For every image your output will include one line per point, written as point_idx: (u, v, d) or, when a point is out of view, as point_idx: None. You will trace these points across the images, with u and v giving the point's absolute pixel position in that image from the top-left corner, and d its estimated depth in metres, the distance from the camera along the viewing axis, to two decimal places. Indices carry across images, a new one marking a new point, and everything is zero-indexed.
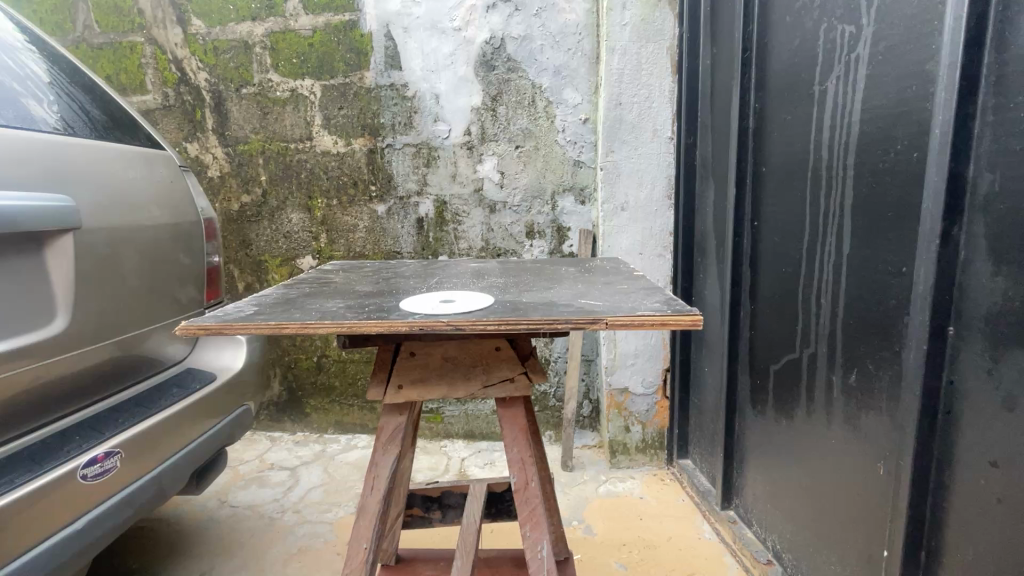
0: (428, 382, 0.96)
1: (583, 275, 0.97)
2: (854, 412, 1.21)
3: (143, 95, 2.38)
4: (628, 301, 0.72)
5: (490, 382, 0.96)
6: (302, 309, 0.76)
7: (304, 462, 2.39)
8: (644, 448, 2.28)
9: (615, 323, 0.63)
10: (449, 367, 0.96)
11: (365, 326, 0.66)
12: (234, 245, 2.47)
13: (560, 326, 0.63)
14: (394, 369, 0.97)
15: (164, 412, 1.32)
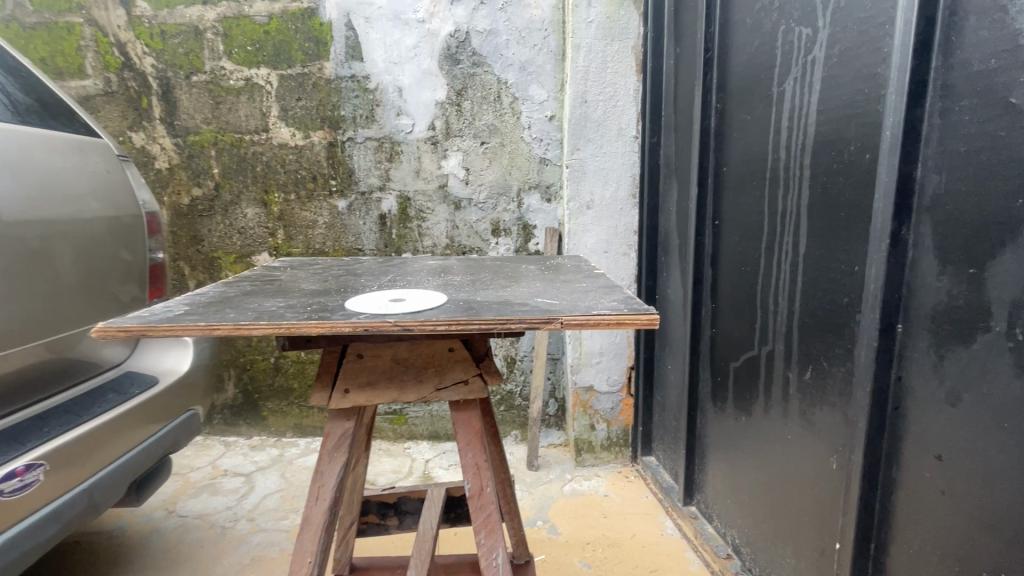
0: (376, 385, 0.92)
1: (544, 273, 0.95)
2: (809, 408, 1.24)
3: (82, 80, 2.22)
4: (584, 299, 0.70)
5: (443, 385, 0.93)
6: (237, 307, 0.71)
7: (260, 467, 2.30)
8: (609, 446, 2.29)
9: (571, 323, 0.61)
10: (399, 370, 0.93)
11: (305, 327, 0.62)
12: (184, 241, 2.34)
13: (514, 326, 0.61)
14: (342, 372, 0.93)
15: (97, 420, 1.23)
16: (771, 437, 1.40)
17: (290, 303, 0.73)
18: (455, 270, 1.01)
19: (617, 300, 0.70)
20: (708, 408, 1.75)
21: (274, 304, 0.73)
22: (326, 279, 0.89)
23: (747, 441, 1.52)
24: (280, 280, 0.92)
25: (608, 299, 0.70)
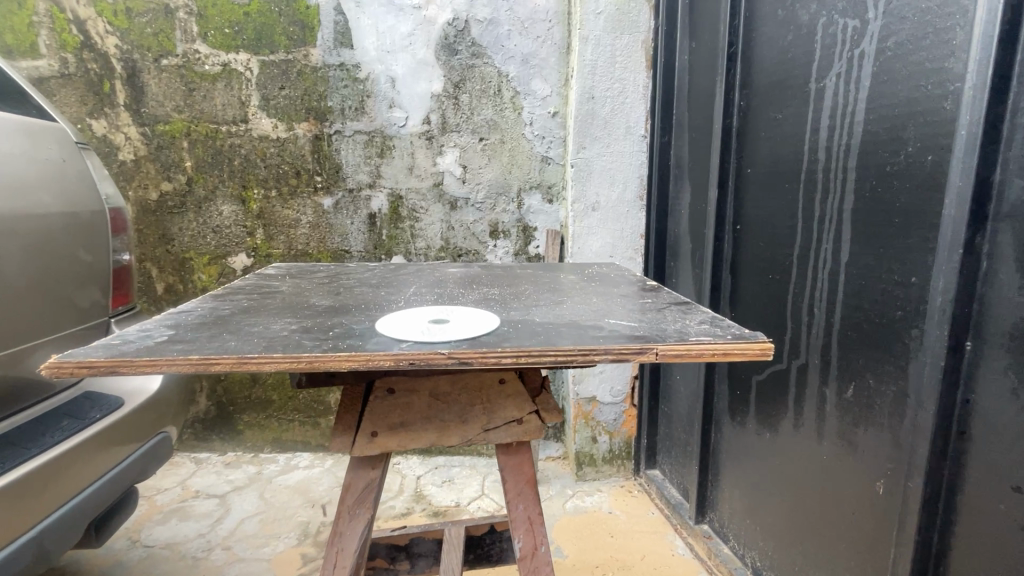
0: (412, 424, 0.91)
1: (598, 289, 0.91)
2: (850, 428, 1.15)
3: (34, 60, 1.99)
4: (665, 325, 0.66)
5: (491, 424, 0.93)
6: (240, 339, 0.59)
7: (236, 487, 2.11)
8: (611, 459, 2.19)
9: (667, 353, 0.57)
10: (435, 414, 0.92)
11: (337, 359, 0.55)
12: (152, 240, 2.13)
13: (602, 358, 0.56)
14: (369, 409, 0.91)
15: (53, 450, 1.05)
16: (801, 456, 1.32)
17: (304, 338, 0.60)
18: (477, 291, 0.89)
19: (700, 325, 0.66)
20: (724, 422, 1.66)
21: (289, 333, 0.61)
22: (332, 305, 0.76)
23: (772, 459, 1.44)
24: (279, 298, 0.79)
25: (691, 324, 0.66)
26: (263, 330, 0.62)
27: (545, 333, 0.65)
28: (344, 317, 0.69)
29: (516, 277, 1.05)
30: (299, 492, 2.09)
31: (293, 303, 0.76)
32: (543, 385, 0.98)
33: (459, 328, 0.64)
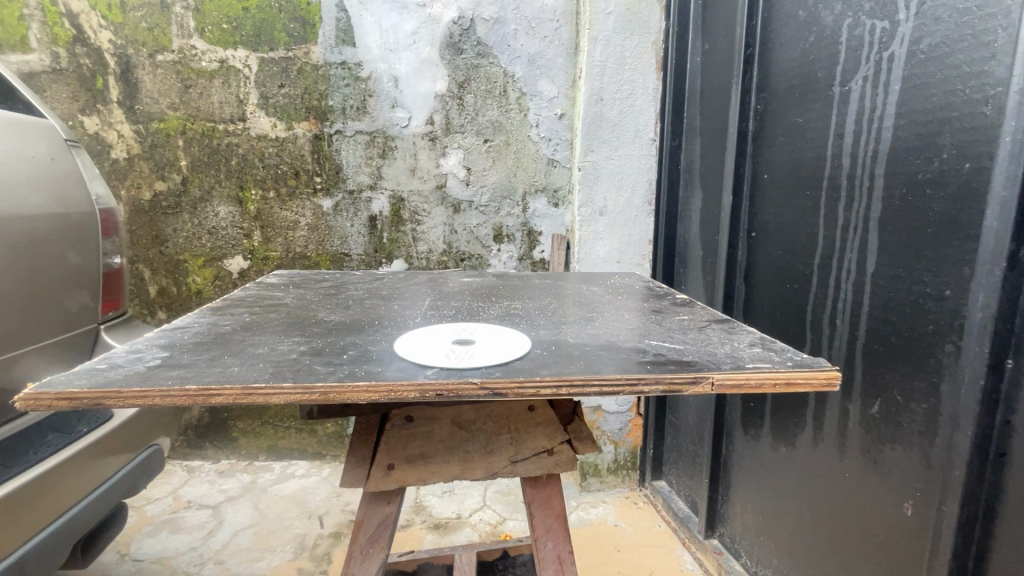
0: (433, 454, 0.89)
1: (630, 306, 0.90)
2: (875, 446, 1.11)
3: (24, 54, 1.92)
4: (718, 350, 0.66)
5: (518, 455, 0.91)
6: (251, 370, 0.54)
7: (230, 497, 2.04)
8: (616, 470, 2.14)
9: (725, 384, 0.56)
10: (456, 442, 0.90)
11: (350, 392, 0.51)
12: (144, 241, 2.06)
13: (655, 388, 0.55)
14: (385, 438, 0.89)
15: (42, 465, 1.00)
16: (821, 474, 1.27)
17: (316, 369, 0.55)
18: (491, 308, 0.85)
19: (753, 350, 0.67)
20: (737, 434, 1.62)
21: (301, 361, 0.58)
22: (332, 327, 0.71)
23: (789, 475, 1.39)
24: (282, 316, 0.74)
25: (743, 350, 0.66)
26: (275, 358, 0.58)
27: (570, 360, 0.61)
28: (353, 341, 0.64)
29: (527, 292, 1.00)
30: (295, 503, 2.02)
31: (295, 324, 0.71)
32: (574, 414, 0.97)
33: (489, 350, 0.63)
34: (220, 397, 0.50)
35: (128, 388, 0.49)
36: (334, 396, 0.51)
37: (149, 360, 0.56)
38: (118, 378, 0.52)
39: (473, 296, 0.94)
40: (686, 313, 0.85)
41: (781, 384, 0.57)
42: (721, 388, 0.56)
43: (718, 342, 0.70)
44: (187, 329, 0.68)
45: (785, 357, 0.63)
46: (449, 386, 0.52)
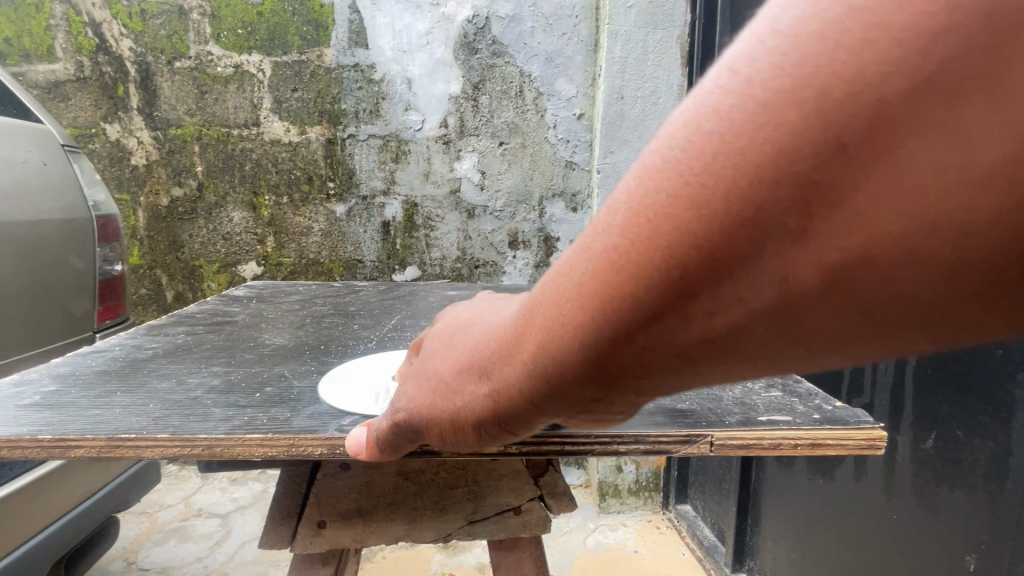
0: (372, 510, 0.82)
1: None
2: (929, 487, 0.96)
3: (50, 64, 1.96)
4: (725, 395, 0.66)
5: (475, 515, 0.84)
6: (151, 421, 0.56)
7: (240, 506, 2.01)
8: (637, 491, 2.00)
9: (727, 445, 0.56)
10: (399, 502, 0.83)
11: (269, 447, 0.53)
12: (162, 247, 2.07)
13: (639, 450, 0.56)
14: (316, 491, 0.85)
15: (20, 480, 0.98)
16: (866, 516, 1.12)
17: (219, 422, 0.56)
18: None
19: (769, 396, 0.66)
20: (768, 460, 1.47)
21: (213, 411, 0.59)
22: (280, 391, 0.65)
23: (830, 514, 1.23)
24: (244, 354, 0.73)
25: (761, 397, 0.65)
26: (185, 408, 0.59)
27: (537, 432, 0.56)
28: (286, 395, 0.64)
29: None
30: None
31: (241, 385, 0.67)
32: (547, 472, 0.94)
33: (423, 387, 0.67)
34: (110, 447, 0.52)
35: (28, 438, 0.52)
36: (227, 449, 0.53)
37: (65, 408, 0.59)
38: (25, 428, 0.54)
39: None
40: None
41: (804, 444, 0.55)
42: (725, 449, 0.55)
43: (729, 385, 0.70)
44: (120, 373, 0.70)
45: (810, 409, 0.61)
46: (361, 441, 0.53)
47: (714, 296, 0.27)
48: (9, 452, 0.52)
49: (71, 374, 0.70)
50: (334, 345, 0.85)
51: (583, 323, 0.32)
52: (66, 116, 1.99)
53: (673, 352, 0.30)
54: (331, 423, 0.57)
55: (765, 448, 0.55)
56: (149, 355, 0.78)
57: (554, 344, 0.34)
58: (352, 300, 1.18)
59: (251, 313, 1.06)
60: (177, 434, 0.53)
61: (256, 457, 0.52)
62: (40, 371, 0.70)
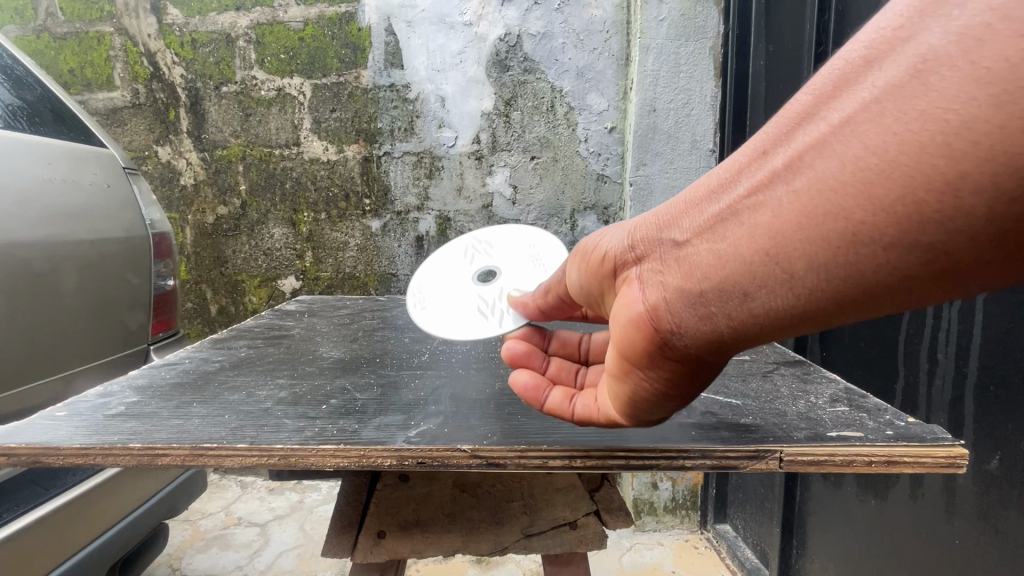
0: (430, 520, 0.84)
1: None
2: (995, 509, 0.95)
3: (109, 92, 2.09)
4: (789, 411, 0.64)
5: (532, 527, 0.85)
6: (228, 430, 0.58)
7: (278, 516, 2.05)
8: (675, 509, 1.93)
9: (794, 460, 0.53)
10: (459, 511, 0.85)
11: (348, 454, 0.54)
12: (208, 263, 2.16)
13: (694, 464, 0.54)
14: (376, 500, 0.86)
15: (75, 489, 1.03)
16: (928, 536, 1.09)
17: (292, 432, 0.58)
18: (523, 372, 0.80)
19: (835, 411, 0.64)
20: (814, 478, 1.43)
21: (285, 422, 0.61)
22: (345, 403, 0.67)
23: (885, 533, 1.19)
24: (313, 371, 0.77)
25: (826, 412, 0.64)
26: (258, 419, 0.62)
27: (601, 442, 0.55)
28: (352, 407, 0.66)
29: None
30: None
31: (306, 397, 0.69)
32: (602, 487, 0.92)
33: (484, 403, 0.68)
34: (194, 456, 0.55)
35: (118, 447, 0.55)
36: (301, 459, 0.55)
37: (149, 418, 0.62)
38: (114, 437, 0.57)
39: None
40: (755, 362, 0.84)
41: (881, 462, 0.53)
42: (795, 466, 0.53)
43: (791, 400, 0.68)
44: (194, 385, 0.73)
45: (881, 425, 0.59)
46: (431, 454, 0.54)
47: (913, 246, 0.36)
48: (102, 460, 0.55)
49: (149, 386, 0.73)
50: (387, 357, 0.88)
51: (830, 203, 0.38)
52: (123, 140, 2.11)
53: (841, 262, 0.39)
54: (397, 435, 0.58)
55: (838, 464, 0.53)
56: (217, 368, 0.82)
57: (775, 221, 0.41)
58: (398, 313, 1.21)
59: (304, 325, 1.09)
60: (255, 445, 0.55)
61: (329, 466, 0.54)
62: (121, 383, 0.74)
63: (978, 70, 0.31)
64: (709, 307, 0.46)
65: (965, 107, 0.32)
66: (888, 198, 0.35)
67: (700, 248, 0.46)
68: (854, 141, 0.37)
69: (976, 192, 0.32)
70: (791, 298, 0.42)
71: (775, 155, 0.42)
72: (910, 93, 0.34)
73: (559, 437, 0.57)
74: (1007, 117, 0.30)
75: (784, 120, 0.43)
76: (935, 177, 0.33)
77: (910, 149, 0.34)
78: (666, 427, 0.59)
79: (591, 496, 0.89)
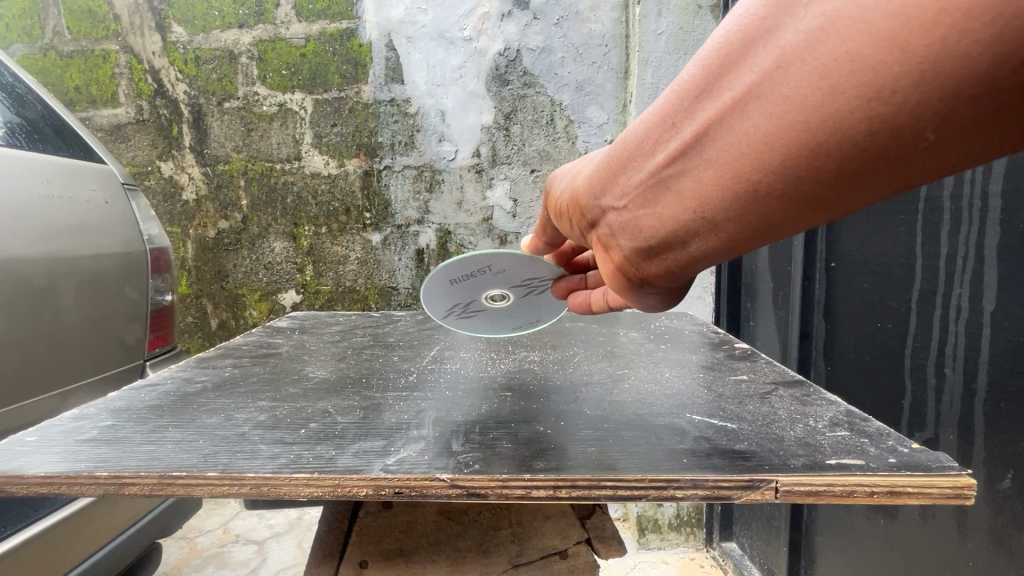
0: (414, 550, 0.82)
1: (698, 376, 0.86)
2: (1010, 531, 0.93)
3: (114, 108, 2.11)
4: (787, 436, 0.62)
5: (520, 557, 0.83)
6: (201, 458, 0.57)
7: (276, 533, 2.03)
8: (678, 526, 1.89)
9: (792, 491, 0.51)
10: (445, 538, 0.83)
11: (324, 483, 0.53)
12: (208, 277, 2.16)
13: (688, 498, 0.52)
14: (358, 529, 0.85)
15: (61, 513, 1.00)
16: (940, 559, 1.05)
17: (266, 460, 0.56)
18: (513, 394, 0.78)
19: (835, 436, 0.62)
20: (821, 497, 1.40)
21: (259, 448, 0.60)
22: (324, 427, 0.66)
23: (896, 556, 1.16)
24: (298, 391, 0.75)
25: (825, 437, 0.61)
26: (233, 445, 0.60)
27: (588, 471, 0.53)
28: (331, 432, 0.64)
29: (566, 364, 0.95)
30: None
31: (286, 420, 0.68)
32: (594, 514, 0.92)
33: (468, 427, 0.66)
34: (163, 485, 0.53)
35: (84, 474, 0.54)
36: (274, 488, 0.53)
37: (120, 444, 0.61)
38: (83, 464, 0.56)
39: (498, 375, 0.89)
40: (753, 383, 0.82)
41: (883, 492, 0.51)
42: (792, 496, 0.51)
43: (790, 424, 0.66)
44: (172, 408, 0.72)
45: (883, 452, 0.57)
46: (408, 483, 0.53)
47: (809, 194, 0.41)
48: (68, 489, 0.54)
49: (125, 409, 0.72)
50: (374, 377, 0.86)
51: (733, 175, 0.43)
52: (126, 156, 2.13)
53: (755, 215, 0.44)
54: (375, 462, 0.56)
55: (837, 494, 0.51)
56: (198, 389, 0.80)
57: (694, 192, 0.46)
58: (390, 331, 1.20)
59: (293, 343, 1.08)
60: (226, 473, 0.53)
61: (303, 497, 0.52)
62: (97, 406, 0.73)
63: (819, 63, 0.35)
64: (659, 258, 0.55)
65: (813, 95, 0.36)
66: (775, 166, 0.40)
67: (638, 215, 0.53)
68: (738, 123, 0.41)
69: (829, 160, 0.38)
70: (720, 246, 0.49)
71: (677, 128, 0.46)
72: (774, 81, 0.38)
73: (543, 465, 0.55)
74: (840, 104, 0.35)
75: (680, 93, 0.45)
76: (807, 148, 0.38)
77: (785, 127, 0.38)
78: (656, 454, 0.57)
79: (581, 523, 0.89)
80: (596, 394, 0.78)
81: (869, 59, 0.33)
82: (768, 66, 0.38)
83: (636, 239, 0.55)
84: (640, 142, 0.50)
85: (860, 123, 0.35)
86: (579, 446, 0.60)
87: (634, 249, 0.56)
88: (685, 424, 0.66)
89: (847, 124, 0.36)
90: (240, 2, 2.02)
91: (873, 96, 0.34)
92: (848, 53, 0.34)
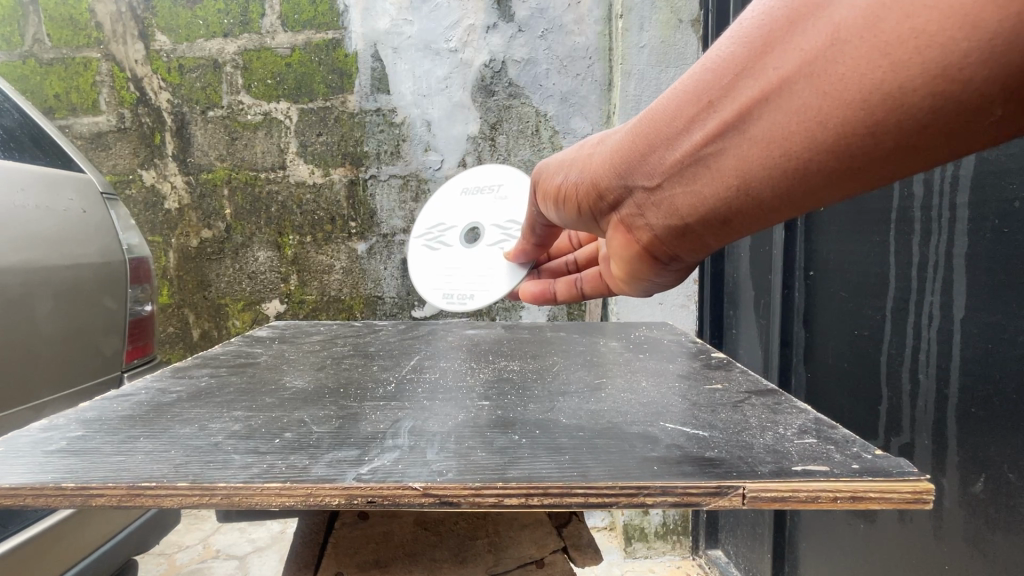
0: (390, 560, 0.81)
1: (675, 385, 0.87)
2: (985, 533, 0.95)
3: (95, 116, 2.08)
4: (756, 443, 0.63)
5: (497, 567, 0.82)
6: (172, 468, 0.56)
7: (258, 547, 1.98)
8: (665, 535, 1.89)
9: (761, 498, 0.52)
10: (420, 548, 0.83)
11: (295, 493, 0.52)
12: (190, 287, 2.13)
13: (659, 505, 0.52)
14: (335, 540, 0.84)
15: (30, 530, 0.97)
16: (918, 561, 1.07)
17: (238, 469, 0.56)
18: (491, 403, 0.78)
19: (803, 443, 0.63)
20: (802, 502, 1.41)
21: (233, 458, 0.59)
22: (300, 436, 0.65)
23: (875, 559, 1.17)
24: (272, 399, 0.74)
25: (794, 443, 0.63)
26: (206, 455, 0.60)
27: (563, 478, 0.54)
28: (306, 441, 0.64)
29: (546, 373, 0.95)
30: None
31: (261, 430, 0.67)
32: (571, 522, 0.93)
33: (444, 436, 0.66)
34: (132, 496, 0.53)
35: (51, 486, 0.53)
36: (246, 498, 0.53)
37: (90, 455, 0.60)
38: (49, 476, 0.54)
39: (477, 384, 0.89)
40: (726, 392, 0.83)
41: (845, 497, 0.52)
42: (760, 502, 0.52)
43: (759, 431, 0.67)
44: (145, 419, 0.71)
45: (848, 458, 0.58)
46: (382, 492, 0.53)
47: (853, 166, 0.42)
48: (33, 501, 0.53)
49: (96, 419, 0.71)
50: (352, 387, 0.86)
51: (780, 151, 0.44)
52: (107, 164, 2.10)
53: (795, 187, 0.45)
54: (349, 471, 0.56)
55: (803, 499, 0.52)
56: (173, 399, 0.79)
57: (736, 166, 0.47)
58: (372, 341, 1.19)
59: (272, 353, 1.07)
60: (197, 484, 0.53)
61: (276, 506, 0.52)
62: (67, 416, 0.71)
63: (879, 40, 0.36)
64: (696, 232, 0.55)
65: (874, 71, 0.37)
66: (825, 141, 0.41)
67: (676, 191, 0.53)
68: (789, 99, 0.42)
69: (886, 133, 0.38)
70: (756, 215, 0.50)
71: (722, 103, 0.46)
72: (829, 59, 0.39)
73: (517, 474, 0.55)
74: (902, 78, 0.36)
75: (720, 71, 0.46)
76: (855, 126, 0.39)
77: (837, 107, 0.39)
78: (630, 462, 0.58)
79: (559, 532, 0.90)
80: (573, 403, 0.79)
81: (921, 42, 0.34)
82: (799, 60, 0.40)
83: (676, 212, 0.55)
84: (677, 120, 0.50)
85: (923, 98, 0.36)
86: (555, 454, 0.60)
87: (672, 222, 0.56)
88: (657, 433, 0.67)
89: (912, 97, 0.36)
90: (225, 12, 2.02)
91: (938, 69, 0.35)
92: (913, 30, 0.35)
